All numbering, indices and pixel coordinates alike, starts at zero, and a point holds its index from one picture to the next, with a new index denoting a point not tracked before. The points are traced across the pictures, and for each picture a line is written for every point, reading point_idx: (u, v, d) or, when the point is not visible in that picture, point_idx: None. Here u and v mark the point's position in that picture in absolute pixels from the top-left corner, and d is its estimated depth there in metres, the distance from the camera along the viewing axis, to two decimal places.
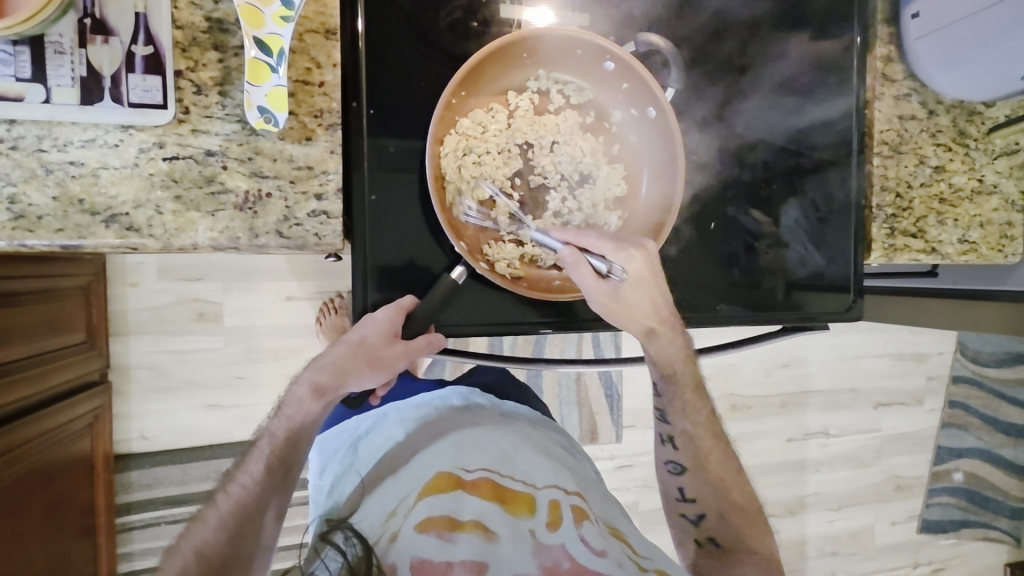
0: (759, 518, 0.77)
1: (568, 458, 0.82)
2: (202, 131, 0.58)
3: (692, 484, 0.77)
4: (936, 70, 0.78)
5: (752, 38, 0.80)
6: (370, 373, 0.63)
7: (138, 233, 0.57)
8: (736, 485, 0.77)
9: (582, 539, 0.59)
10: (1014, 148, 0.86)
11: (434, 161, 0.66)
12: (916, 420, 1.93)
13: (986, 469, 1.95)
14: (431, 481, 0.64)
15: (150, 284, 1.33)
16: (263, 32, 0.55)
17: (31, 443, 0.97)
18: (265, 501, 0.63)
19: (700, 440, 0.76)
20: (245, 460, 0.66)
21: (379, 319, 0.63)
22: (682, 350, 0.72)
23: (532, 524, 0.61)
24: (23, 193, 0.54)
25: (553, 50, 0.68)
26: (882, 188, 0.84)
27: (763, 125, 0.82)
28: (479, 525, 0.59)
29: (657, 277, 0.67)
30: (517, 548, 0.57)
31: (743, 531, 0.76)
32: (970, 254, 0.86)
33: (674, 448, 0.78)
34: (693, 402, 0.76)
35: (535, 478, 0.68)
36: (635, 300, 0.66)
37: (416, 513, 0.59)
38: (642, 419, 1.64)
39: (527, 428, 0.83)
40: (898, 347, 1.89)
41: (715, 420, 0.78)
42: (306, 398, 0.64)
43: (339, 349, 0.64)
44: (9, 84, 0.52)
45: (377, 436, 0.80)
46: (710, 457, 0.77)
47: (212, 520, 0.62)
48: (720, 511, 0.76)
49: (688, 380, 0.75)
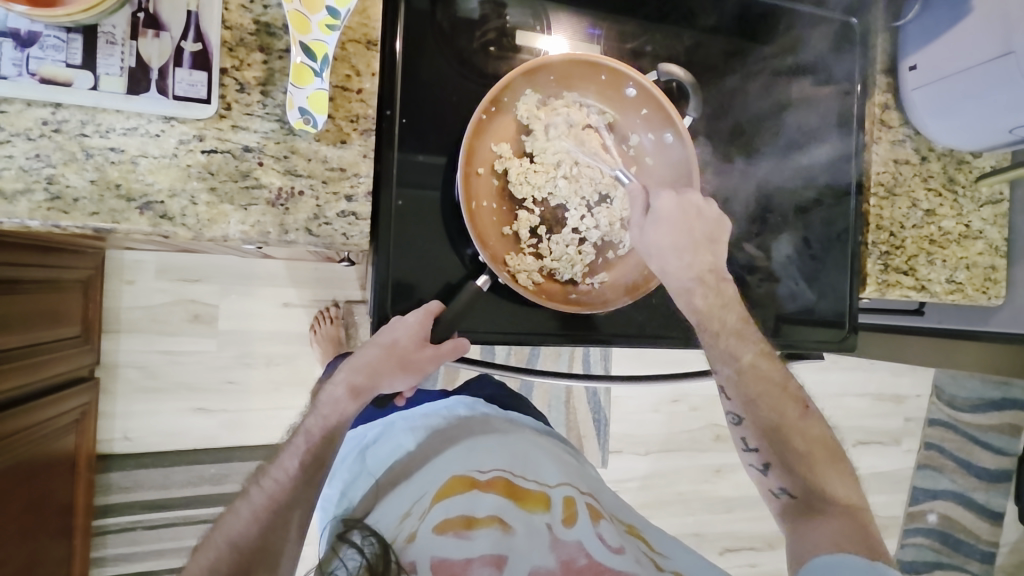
0: (832, 456, 0.72)
1: (573, 461, 0.89)
2: (241, 128, 0.60)
3: (751, 432, 0.73)
4: (930, 119, 0.83)
5: (759, 79, 0.85)
6: (401, 375, 0.66)
7: (171, 222, 0.58)
8: (797, 428, 0.72)
9: (598, 535, 0.65)
10: (998, 197, 0.91)
11: (465, 186, 0.68)
12: (893, 460, 1.97)
13: (959, 512, 1.99)
14: (445, 485, 0.69)
15: (147, 283, 1.31)
16: (310, 38, 0.58)
17: (12, 436, 0.93)
18: (300, 497, 0.64)
19: (749, 386, 0.71)
20: (278, 456, 0.67)
21: (410, 322, 0.65)
22: (720, 301, 0.71)
23: (548, 519, 0.67)
24: (61, 175, 0.55)
25: (577, 75, 0.72)
26: (877, 226, 0.88)
27: (765, 162, 0.87)
28: (497, 519, 0.64)
29: (687, 219, 0.68)
30: (533, 541, 0.63)
31: (816, 477, 0.70)
32: (957, 293, 0.90)
33: (727, 398, 0.73)
34: (733, 344, 0.71)
35: (547, 479, 0.74)
36: (665, 243, 0.68)
37: (434, 516, 0.64)
38: (629, 445, 1.65)
39: (533, 435, 0.88)
40: (879, 387, 1.93)
41: (768, 359, 0.72)
42: (342, 398, 0.66)
43: (372, 351, 0.65)
44: (59, 69, 0.53)
45: (387, 444, 0.84)
46: (763, 402, 0.71)
47: (244, 513, 0.63)
48: (785, 459, 0.72)
49: (730, 323, 0.71)
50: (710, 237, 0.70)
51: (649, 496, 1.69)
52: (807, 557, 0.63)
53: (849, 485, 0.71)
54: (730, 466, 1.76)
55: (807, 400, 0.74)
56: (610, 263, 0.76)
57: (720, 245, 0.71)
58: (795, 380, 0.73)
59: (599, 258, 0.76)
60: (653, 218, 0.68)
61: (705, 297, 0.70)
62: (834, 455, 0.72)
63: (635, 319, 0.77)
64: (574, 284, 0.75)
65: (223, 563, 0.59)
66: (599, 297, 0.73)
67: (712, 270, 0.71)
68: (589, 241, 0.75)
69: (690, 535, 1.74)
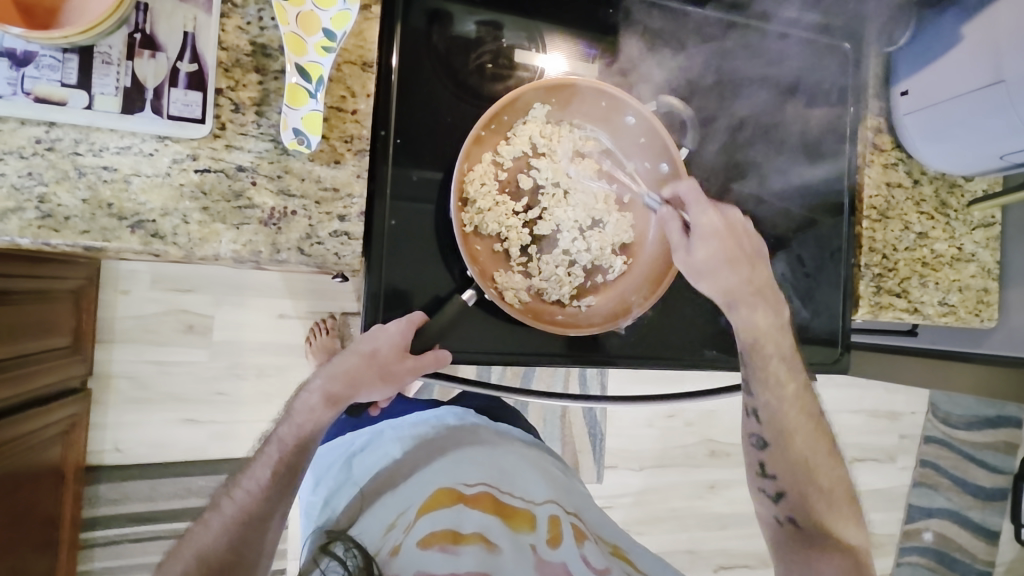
0: (842, 498, 0.75)
1: (560, 474, 0.89)
2: (236, 148, 0.60)
3: (774, 461, 0.75)
4: (922, 143, 0.84)
5: (752, 101, 0.86)
6: (380, 387, 0.65)
7: (162, 240, 0.58)
8: (820, 465, 0.75)
9: (582, 557, 0.65)
10: (990, 221, 0.92)
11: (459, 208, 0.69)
12: (888, 477, 1.96)
13: (955, 531, 1.99)
14: (432, 497, 0.69)
15: (141, 293, 1.31)
16: (305, 60, 0.58)
17: (9, 445, 0.96)
18: (270, 507, 0.64)
19: (786, 416, 0.73)
20: (250, 466, 0.66)
21: (392, 332, 0.65)
22: (772, 325, 0.72)
23: (533, 538, 0.67)
24: (53, 193, 0.55)
25: (577, 102, 0.73)
26: (870, 249, 0.89)
27: (758, 183, 0.87)
28: (481, 537, 0.64)
29: (731, 234, 0.69)
30: (518, 559, 0.63)
31: (826, 514, 0.74)
32: (950, 316, 0.91)
33: (757, 422, 0.75)
34: (777, 372, 0.73)
35: (534, 494, 0.75)
36: (716, 261, 0.68)
37: (419, 529, 0.64)
38: (624, 460, 1.64)
39: (523, 448, 0.88)
40: (873, 404, 1.93)
41: (804, 392, 0.75)
42: (318, 406, 0.65)
43: (351, 359, 0.65)
44: (54, 88, 0.53)
45: (373, 452, 0.84)
46: (794, 434, 0.74)
47: (216, 524, 0.63)
48: (801, 492, 0.74)
49: (774, 351, 0.72)
50: (755, 253, 0.71)
51: (643, 512, 1.68)
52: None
53: (854, 527, 0.75)
54: (726, 482, 1.75)
55: (832, 439, 0.77)
56: (597, 287, 0.76)
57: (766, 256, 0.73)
58: (826, 420, 0.76)
59: (588, 281, 0.76)
60: (698, 236, 0.68)
61: (765, 315, 0.71)
62: (845, 497, 0.76)
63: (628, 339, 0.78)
64: (562, 307, 0.75)
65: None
66: (586, 320, 0.74)
67: (765, 283, 0.72)
68: (579, 263, 0.75)
69: (684, 552, 1.73)
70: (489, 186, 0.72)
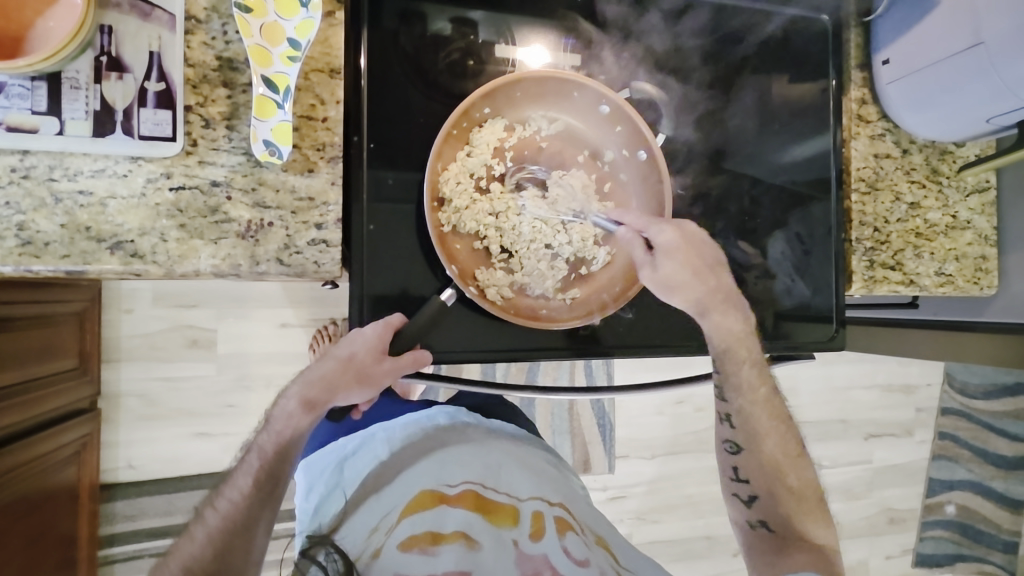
0: (816, 504, 0.75)
1: (551, 469, 0.91)
2: (208, 163, 0.60)
3: (747, 464, 0.76)
4: (906, 112, 0.82)
5: (733, 78, 0.84)
6: (358, 389, 0.66)
7: (142, 260, 0.58)
8: (791, 467, 0.75)
9: (564, 549, 0.67)
10: (985, 186, 0.91)
11: (433, 213, 0.69)
12: (906, 452, 1.94)
13: (978, 502, 1.96)
14: (415, 499, 0.71)
15: (145, 311, 1.33)
16: (271, 71, 0.59)
17: (22, 468, 0.98)
18: (253, 517, 0.65)
19: (756, 420, 0.75)
20: (232, 476, 0.68)
21: (368, 334, 0.66)
22: (739, 330, 0.72)
23: (516, 533, 0.69)
24: (31, 221, 0.56)
25: (549, 94, 0.72)
26: (860, 223, 0.88)
27: (744, 163, 0.85)
28: (462, 535, 0.67)
29: (691, 244, 0.69)
30: (500, 555, 0.66)
31: (798, 516, 0.74)
32: (947, 286, 0.89)
33: (730, 427, 0.76)
34: (751, 380, 0.73)
35: (519, 490, 0.77)
36: (682, 275, 0.68)
37: (400, 531, 0.67)
38: (635, 449, 1.64)
39: (510, 444, 0.89)
40: (887, 378, 1.91)
41: (774, 398, 0.76)
42: (296, 411, 0.66)
43: (329, 364, 0.66)
44: (26, 116, 0.54)
45: (364, 455, 0.85)
46: (765, 438, 0.75)
47: (199, 536, 0.65)
48: (774, 495, 0.75)
49: (746, 357, 0.73)
50: (714, 262, 0.71)
51: (657, 500, 1.67)
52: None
53: (827, 532, 0.75)
54: None
55: (803, 445, 0.78)
56: (582, 279, 0.76)
57: (724, 261, 0.73)
58: (795, 425, 0.77)
59: (572, 273, 0.76)
60: (660, 255, 0.68)
61: (735, 320, 0.72)
62: (817, 500, 0.76)
63: (618, 328, 0.78)
64: (547, 300, 0.75)
65: None
66: (569, 313, 0.74)
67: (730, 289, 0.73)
68: (562, 257, 0.75)
69: (701, 538, 1.72)
70: (465, 185, 0.72)
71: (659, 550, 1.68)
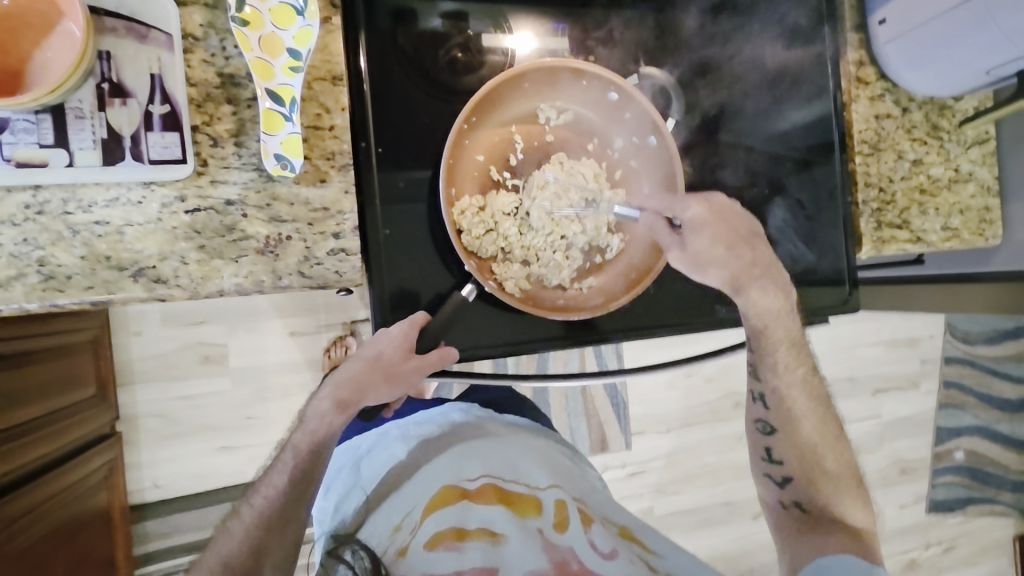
0: (850, 483, 0.78)
1: (568, 462, 0.93)
2: (220, 182, 0.60)
3: (781, 445, 0.79)
4: (905, 70, 0.83)
5: (729, 52, 0.84)
6: (387, 387, 0.68)
7: (165, 285, 0.58)
8: (827, 448, 0.78)
9: (589, 542, 0.68)
10: (985, 137, 0.91)
11: (450, 213, 0.69)
12: (913, 403, 1.97)
13: (985, 446, 2.00)
14: (436, 495, 0.73)
15: (154, 332, 1.33)
16: (275, 83, 0.59)
17: (56, 497, 0.99)
18: (288, 513, 0.69)
19: (794, 400, 0.77)
20: (267, 473, 0.70)
21: (395, 334, 0.67)
22: (774, 308, 0.72)
23: (540, 523, 0.71)
24: (51, 255, 0.56)
25: (557, 84, 0.72)
26: (866, 184, 0.88)
27: (747, 135, 0.86)
28: (487, 531, 0.68)
29: (722, 218, 0.70)
30: (527, 545, 0.66)
31: (833, 495, 0.77)
32: (953, 239, 0.91)
33: (764, 407, 0.78)
34: (787, 362, 0.75)
35: (538, 480, 0.78)
36: (713, 250, 0.69)
37: (425, 529, 0.68)
38: (650, 424, 1.66)
39: (526, 437, 0.91)
40: (890, 333, 1.93)
41: (813, 379, 0.78)
42: (329, 411, 0.68)
43: (357, 364, 0.68)
44: (34, 151, 0.54)
45: (380, 453, 0.88)
46: (803, 419, 0.77)
47: (238, 532, 0.68)
48: (807, 474, 0.78)
49: (781, 338, 0.75)
50: (749, 232, 0.71)
51: (676, 472, 1.70)
52: (813, 560, 0.70)
53: (863, 510, 0.77)
54: None
55: (842, 428, 0.79)
56: (598, 267, 0.76)
57: (762, 234, 0.73)
58: (834, 406, 0.79)
59: (587, 262, 0.76)
60: (687, 231, 0.69)
61: (772, 294, 0.72)
62: (854, 480, 0.79)
63: (633, 310, 0.78)
64: (565, 290, 0.75)
65: None
66: (588, 301, 0.74)
67: (768, 263, 0.72)
68: (577, 246, 0.75)
69: (721, 504, 1.75)
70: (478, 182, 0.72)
71: (681, 519, 1.71)
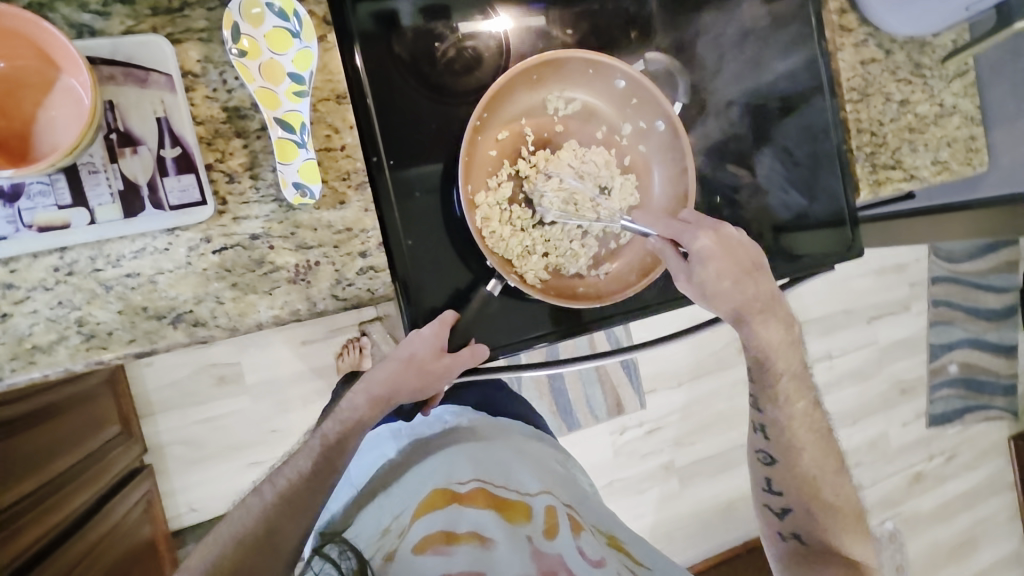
0: (851, 516, 0.82)
1: (559, 468, 0.96)
2: (243, 218, 0.60)
3: (781, 477, 0.82)
4: (884, 15, 0.84)
5: (714, 14, 0.84)
6: (421, 385, 0.69)
7: (205, 327, 0.59)
8: (829, 484, 0.81)
9: (579, 550, 0.70)
10: (965, 69, 0.93)
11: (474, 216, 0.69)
12: (906, 326, 2.05)
13: (977, 357, 2.10)
14: (428, 498, 0.75)
15: (165, 360, 1.33)
16: (282, 111, 0.58)
17: (104, 538, 1.00)
18: (308, 499, 0.68)
19: (793, 434, 0.80)
20: (293, 456, 0.71)
21: (427, 335, 0.67)
22: (778, 339, 0.76)
23: (531, 529, 0.72)
24: (88, 314, 0.56)
25: (566, 74, 0.72)
26: (858, 130, 0.90)
27: (739, 96, 0.86)
28: (476, 535, 0.70)
29: (730, 250, 0.70)
30: (515, 549, 0.68)
31: (833, 529, 0.81)
32: (944, 173, 0.94)
33: (764, 439, 0.82)
34: (789, 393, 0.79)
35: (528, 487, 0.80)
36: (718, 283, 0.70)
37: (414, 534, 0.70)
38: (661, 382, 1.72)
39: (515, 442, 0.94)
40: (879, 262, 1.99)
41: (816, 412, 0.81)
42: (362, 406, 0.70)
43: (390, 365, 0.69)
44: (54, 213, 0.54)
45: (373, 455, 0.93)
46: (803, 451, 0.80)
47: (255, 507, 0.68)
48: (807, 507, 0.81)
49: (782, 372, 0.78)
50: (755, 263, 0.72)
51: (691, 423, 1.76)
52: None
53: (861, 543, 0.81)
54: None
55: (843, 460, 0.82)
56: (614, 252, 0.78)
57: (766, 264, 0.74)
58: (836, 441, 0.82)
59: (602, 249, 0.78)
60: (697, 261, 0.69)
61: (775, 327, 0.75)
62: (855, 516, 0.82)
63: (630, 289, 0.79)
64: (584, 278, 0.77)
65: (225, 558, 0.65)
66: (607, 287, 0.76)
67: (772, 295, 0.74)
68: (592, 234, 0.77)
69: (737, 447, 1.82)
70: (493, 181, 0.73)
71: (701, 468, 1.78)
